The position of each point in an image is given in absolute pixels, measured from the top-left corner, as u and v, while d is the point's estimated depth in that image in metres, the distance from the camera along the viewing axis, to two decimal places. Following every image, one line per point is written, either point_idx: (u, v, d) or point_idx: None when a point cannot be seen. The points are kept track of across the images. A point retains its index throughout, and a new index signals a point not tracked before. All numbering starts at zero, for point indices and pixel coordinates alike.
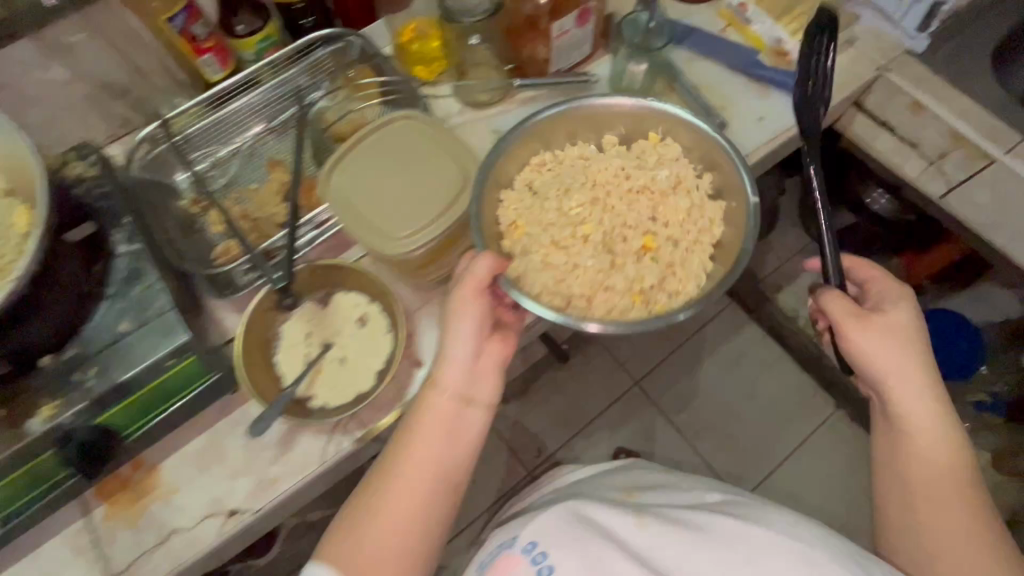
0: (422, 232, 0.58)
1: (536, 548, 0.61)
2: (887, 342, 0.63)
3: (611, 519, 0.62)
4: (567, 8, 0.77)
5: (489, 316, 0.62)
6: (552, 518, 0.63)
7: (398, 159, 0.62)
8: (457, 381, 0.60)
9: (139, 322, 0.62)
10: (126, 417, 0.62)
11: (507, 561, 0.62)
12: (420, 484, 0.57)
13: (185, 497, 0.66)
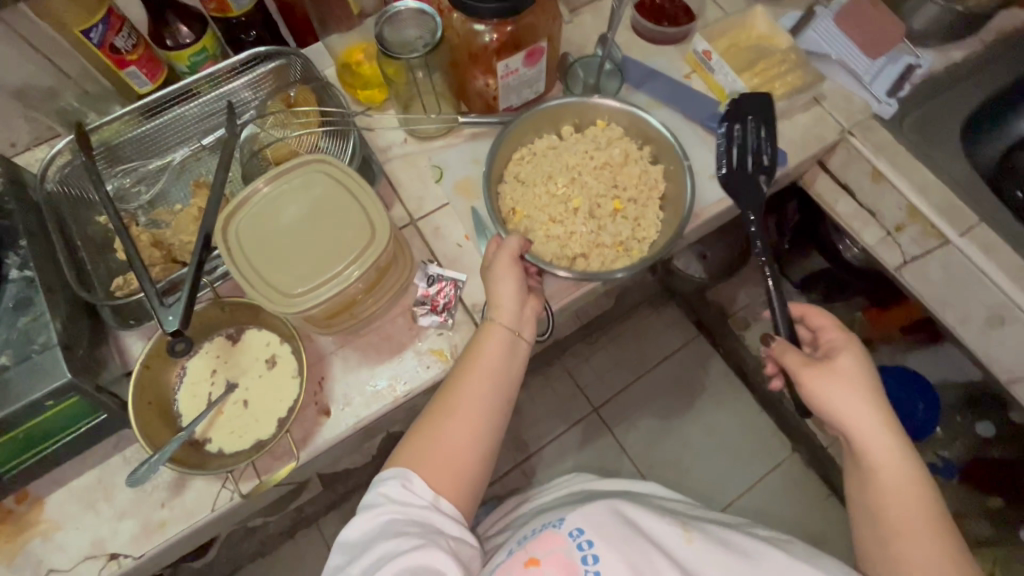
0: (315, 291, 0.55)
1: (582, 536, 0.60)
2: (847, 390, 0.60)
3: (659, 528, 0.62)
4: (515, 47, 0.73)
5: (516, 312, 0.62)
6: (599, 514, 0.62)
7: (303, 207, 0.58)
8: (501, 361, 0.60)
9: (19, 357, 0.58)
10: (3, 453, 0.59)
11: (545, 541, 0.61)
12: (462, 457, 0.57)
13: (68, 535, 0.64)
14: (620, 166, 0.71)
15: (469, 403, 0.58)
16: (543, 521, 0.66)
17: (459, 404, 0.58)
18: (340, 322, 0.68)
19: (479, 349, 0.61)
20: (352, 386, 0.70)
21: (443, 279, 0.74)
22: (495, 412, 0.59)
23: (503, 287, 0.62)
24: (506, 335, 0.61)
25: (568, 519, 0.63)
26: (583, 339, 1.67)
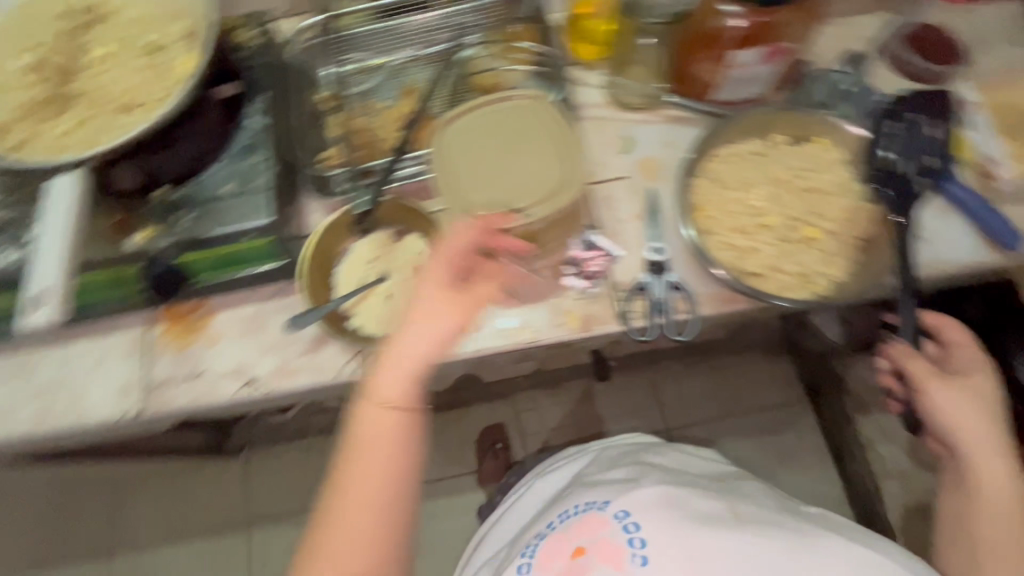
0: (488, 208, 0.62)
1: (628, 519, 0.61)
2: (967, 404, 0.62)
3: (705, 509, 0.61)
4: (758, 41, 0.69)
5: (401, 390, 0.60)
6: (647, 497, 0.63)
7: (512, 135, 0.65)
8: (394, 442, 0.58)
9: (240, 189, 0.68)
10: (201, 265, 0.68)
11: (589, 525, 0.62)
12: (373, 497, 0.57)
13: (223, 350, 0.74)
14: (827, 194, 0.66)
15: (378, 463, 0.58)
16: (582, 499, 0.68)
17: (370, 487, 0.57)
18: (500, 254, 0.73)
19: (363, 441, 0.58)
20: (483, 316, 0.73)
21: (599, 249, 0.73)
22: (415, 467, 0.59)
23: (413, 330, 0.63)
24: (396, 418, 0.59)
25: (612, 502, 0.64)
26: (680, 358, 1.60)
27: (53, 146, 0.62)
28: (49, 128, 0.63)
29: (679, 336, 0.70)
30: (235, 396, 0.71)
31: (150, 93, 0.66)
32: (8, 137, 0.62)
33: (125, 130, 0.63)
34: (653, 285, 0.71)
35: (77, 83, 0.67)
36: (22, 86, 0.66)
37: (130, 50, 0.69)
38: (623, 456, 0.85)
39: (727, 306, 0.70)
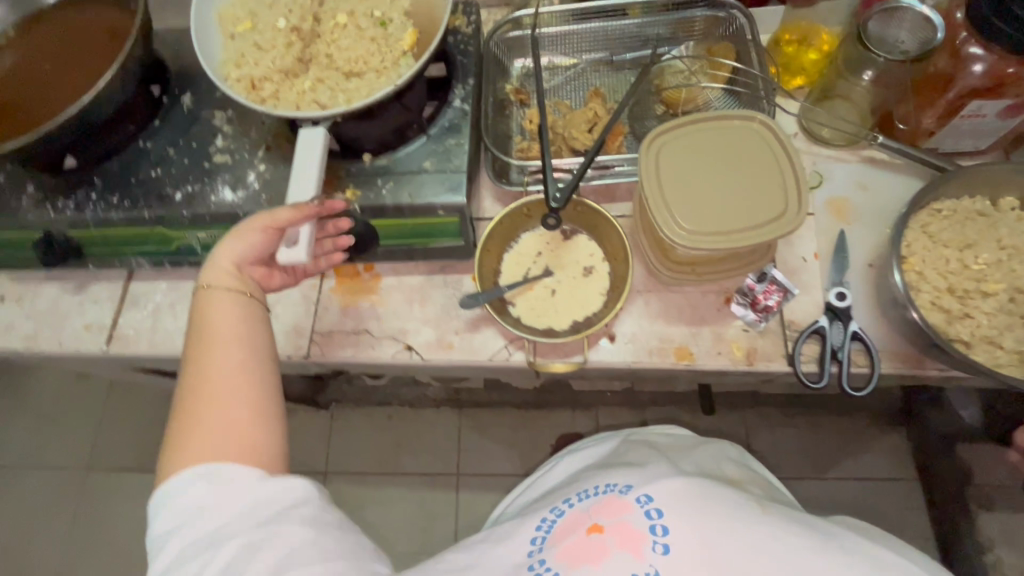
0: (672, 229, 0.56)
1: (651, 504, 0.56)
2: None
3: (731, 500, 0.56)
4: (1005, 93, 0.63)
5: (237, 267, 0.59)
6: (671, 483, 0.58)
7: (731, 163, 0.59)
8: (245, 355, 0.55)
9: (439, 168, 0.70)
10: (389, 232, 0.73)
11: (610, 507, 0.58)
12: (232, 394, 0.53)
13: (386, 313, 0.78)
14: None
15: (229, 368, 0.54)
16: (608, 480, 0.65)
17: (210, 396, 0.52)
18: (677, 271, 0.69)
19: (208, 324, 0.56)
20: (643, 330, 0.72)
21: (775, 283, 0.70)
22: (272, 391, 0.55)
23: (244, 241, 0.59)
24: (239, 298, 0.58)
25: (635, 488, 0.60)
26: (780, 407, 1.51)
27: (296, 103, 0.68)
28: (291, 86, 0.69)
29: (855, 392, 0.66)
30: (393, 359, 0.75)
31: (377, 61, 0.70)
32: (257, 90, 0.69)
33: (358, 95, 0.68)
34: (832, 331, 0.67)
35: (315, 48, 0.72)
36: (267, 41, 0.71)
37: (360, 20, 0.74)
38: (645, 444, 0.83)
39: (913, 368, 0.65)
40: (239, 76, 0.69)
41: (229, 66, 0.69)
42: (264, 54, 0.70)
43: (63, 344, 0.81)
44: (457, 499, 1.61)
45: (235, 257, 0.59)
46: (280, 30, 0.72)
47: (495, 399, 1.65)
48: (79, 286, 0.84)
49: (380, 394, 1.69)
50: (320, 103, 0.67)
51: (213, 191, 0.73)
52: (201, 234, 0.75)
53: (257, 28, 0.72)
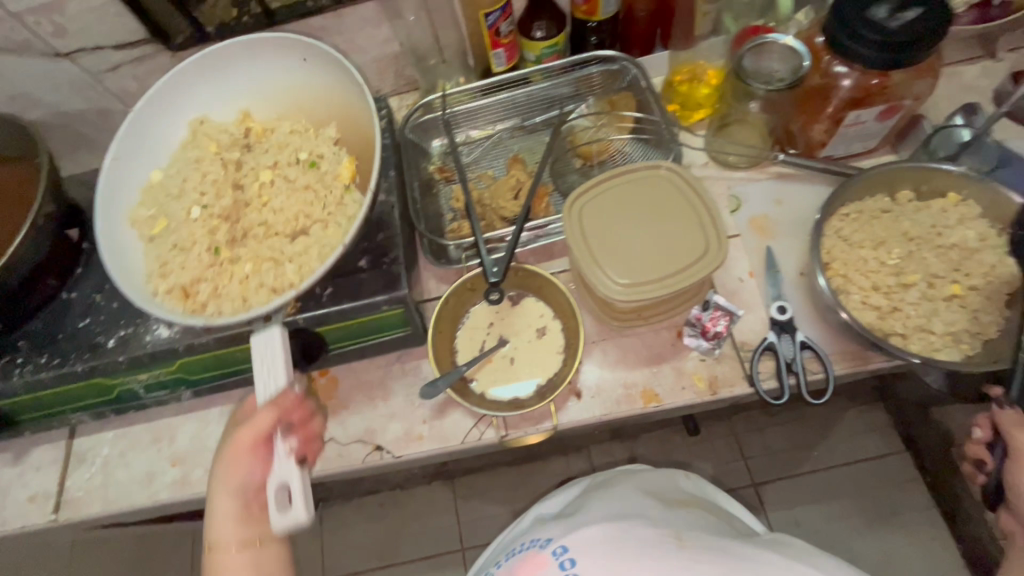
0: (605, 285, 0.58)
1: (565, 554, 0.64)
2: None
3: (647, 539, 0.63)
4: (875, 100, 0.70)
5: (240, 515, 0.58)
6: (590, 533, 0.65)
7: (649, 211, 0.62)
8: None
9: (374, 263, 0.70)
10: (337, 335, 0.71)
11: (532, 564, 0.65)
12: None
13: (349, 416, 0.76)
14: (971, 251, 0.64)
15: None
16: (539, 535, 0.72)
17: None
18: (627, 321, 0.72)
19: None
20: (606, 380, 0.73)
21: (719, 308, 0.73)
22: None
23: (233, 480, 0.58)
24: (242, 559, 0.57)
25: (555, 541, 0.67)
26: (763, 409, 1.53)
27: (241, 296, 0.66)
28: (228, 278, 0.67)
29: (814, 399, 0.68)
30: (364, 463, 0.73)
31: (323, 206, 0.71)
32: (193, 296, 0.67)
33: (313, 260, 0.67)
34: (782, 345, 0.70)
35: (246, 219, 0.72)
36: (189, 239, 0.70)
37: (285, 175, 0.74)
38: (598, 484, 0.88)
39: (864, 366, 0.68)
40: (172, 286, 0.67)
41: (156, 278, 0.68)
42: (194, 252, 0.69)
43: (7, 523, 0.75)
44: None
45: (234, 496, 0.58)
46: (202, 222, 0.72)
47: (486, 462, 1.60)
48: (17, 456, 0.79)
49: (367, 484, 1.62)
50: (269, 288, 0.66)
51: (148, 330, 0.70)
52: (141, 376, 0.72)
53: (174, 226, 0.71)
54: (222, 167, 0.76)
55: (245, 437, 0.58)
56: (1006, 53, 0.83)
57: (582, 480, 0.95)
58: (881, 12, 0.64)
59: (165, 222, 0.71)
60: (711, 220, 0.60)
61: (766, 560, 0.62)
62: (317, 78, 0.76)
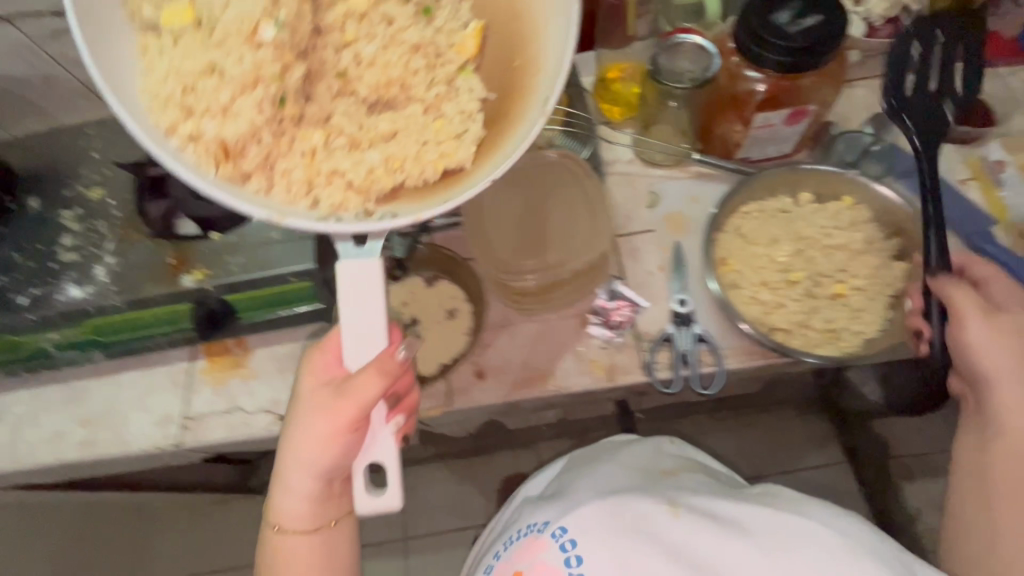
0: None
1: (565, 536, 0.62)
2: (1004, 338, 0.55)
3: (645, 513, 0.62)
4: (782, 103, 0.72)
5: (317, 470, 0.56)
6: (587, 511, 0.63)
7: None
8: (316, 563, 0.60)
9: (286, 236, 0.72)
10: (246, 304, 0.73)
11: (530, 549, 0.64)
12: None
13: (258, 386, 0.77)
14: (857, 253, 0.66)
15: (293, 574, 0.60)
16: (531, 520, 0.70)
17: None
18: (528, 301, 0.77)
19: (284, 552, 0.60)
20: (509, 363, 0.74)
21: (624, 298, 0.75)
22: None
23: (307, 440, 0.55)
24: (308, 537, 0.60)
25: (552, 522, 0.65)
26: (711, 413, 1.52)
27: (307, 158, 0.48)
28: (288, 135, 0.49)
29: (703, 390, 0.70)
30: (267, 432, 0.74)
31: (450, 117, 0.52)
32: (239, 159, 0.47)
33: (423, 174, 0.49)
34: (679, 337, 0.71)
35: (297, 67, 0.50)
36: (199, 67, 0.49)
37: (372, 23, 0.55)
38: (591, 464, 0.88)
39: (756, 362, 0.69)
40: (181, 121, 0.46)
41: (175, 110, 0.46)
42: (201, 83, 0.48)
43: None
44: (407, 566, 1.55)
45: (313, 467, 0.56)
46: (232, 50, 0.49)
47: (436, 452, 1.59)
48: None
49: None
50: (346, 175, 0.48)
51: (60, 292, 0.72)
52: (52, 336, 0.73)
53: (221, 44, 0.49)
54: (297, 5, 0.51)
55: (339, 406, 0.53)
56: None
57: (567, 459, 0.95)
58: (784, 16, 0.65)
59: (186, 15, 0.50)
60: None
61: (755, 521, 0.62)
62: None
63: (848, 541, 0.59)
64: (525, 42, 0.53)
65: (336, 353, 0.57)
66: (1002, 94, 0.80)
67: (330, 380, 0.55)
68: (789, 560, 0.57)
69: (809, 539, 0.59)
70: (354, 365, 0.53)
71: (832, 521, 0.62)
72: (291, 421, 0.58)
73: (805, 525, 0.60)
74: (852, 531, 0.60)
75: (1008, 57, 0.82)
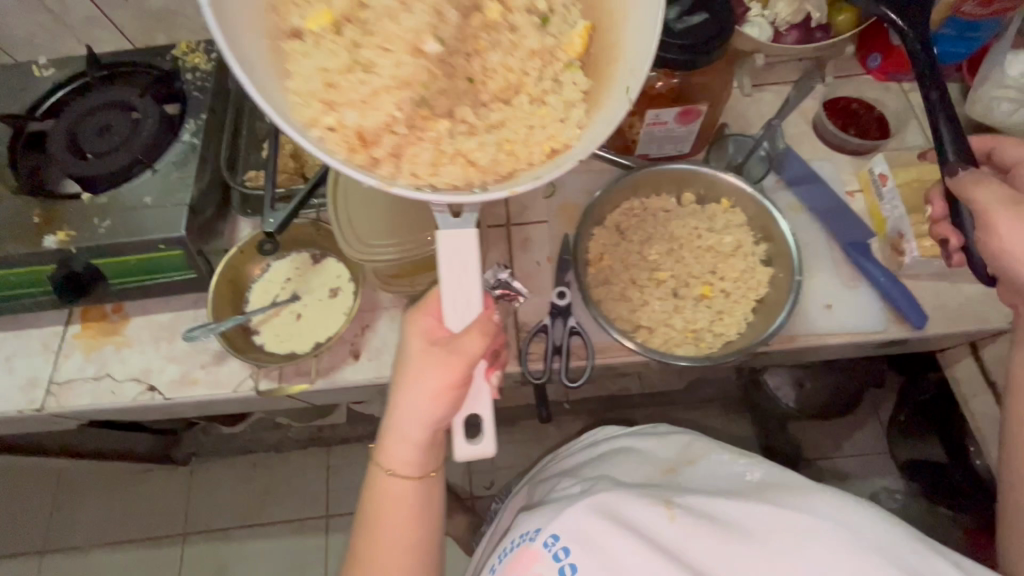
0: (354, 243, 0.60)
1: (558, 544, 0.55)
2: None
3: (640, 516, 0.56)
4: (672, 101, 0.70)
5: (424, 435, 0.54)
6: (579, 514, 0.56)
7: None
8: (404, 515, 0.56)
9: (159, 202, 0.70)
10: (115, 269, 0.71)
11: (522, 561, 0.56)
12: (401, 554, 0.56)
13: (131, 354, 0.75)
14: (724, 254, 0.67)
15: (393, 529, 0.56)
16: (523, 526, 0.62)
17: (373, 563, 0.56)
18: (398, 284, 0.71)
19: (374, 491, 0.57)
20: (388, 344, 0.74)
21: (509, 288, 0.72)
22: (425, 551, 0.57)
23: (415, 385, 0.52)
24: (407, 484, 0.56)
25: (543, 528, 0.58)
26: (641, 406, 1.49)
27: (462, 161, 0.48)
28: (459, 150, 0.49)
29: (572, 383, 0.71)
30: (134, 401, 0.72)
31: (554, 105, 0.51)
32: (372, 147, 0.48)
33: (531, 157, 0.48)
34: (555, 328, 0.71)
35: (397, 49, 0.51)
36: (365, 88, 0.50)
37: None
38: (590, 454, 0.79)
39: (624, 357, 0.69)
40: (320, 114, 0.48)
41: (316, 107, 0.48)
42: (360, 88, 0.50)
43: None
44: (328, 543, 1.45)
45: (420, 420, 0.53)
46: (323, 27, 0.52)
47: (364, 433, 1.54)
48: None
49: (239, 442, 1.53)
50: (471, 155, 0.47)
51: None
52: None
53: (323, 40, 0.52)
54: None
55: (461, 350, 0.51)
56: (834, 78, 0.86)
57: (556, 456, 0.86)
58: (671, 12, 0.64)
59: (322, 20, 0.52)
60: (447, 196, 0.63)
61: (765, 520, 0.53)
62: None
63: (867, 536, 0.50)
64: (611, 19, 0.52)
65: (435, 313, 0.55)
66: (897, 109, 0.82)
67: (428, 332, 0.54)
68: (795, 573, 0.49)
69: (813, 541, 0.51)
70: (456, 324, 0.52)
71: (832, 513, 0.53)
72: (395, 385, 0.54)
73: (814, 529, 0.51)
74: (879, 526, 0.51)
75: (896, 71, 0.83)
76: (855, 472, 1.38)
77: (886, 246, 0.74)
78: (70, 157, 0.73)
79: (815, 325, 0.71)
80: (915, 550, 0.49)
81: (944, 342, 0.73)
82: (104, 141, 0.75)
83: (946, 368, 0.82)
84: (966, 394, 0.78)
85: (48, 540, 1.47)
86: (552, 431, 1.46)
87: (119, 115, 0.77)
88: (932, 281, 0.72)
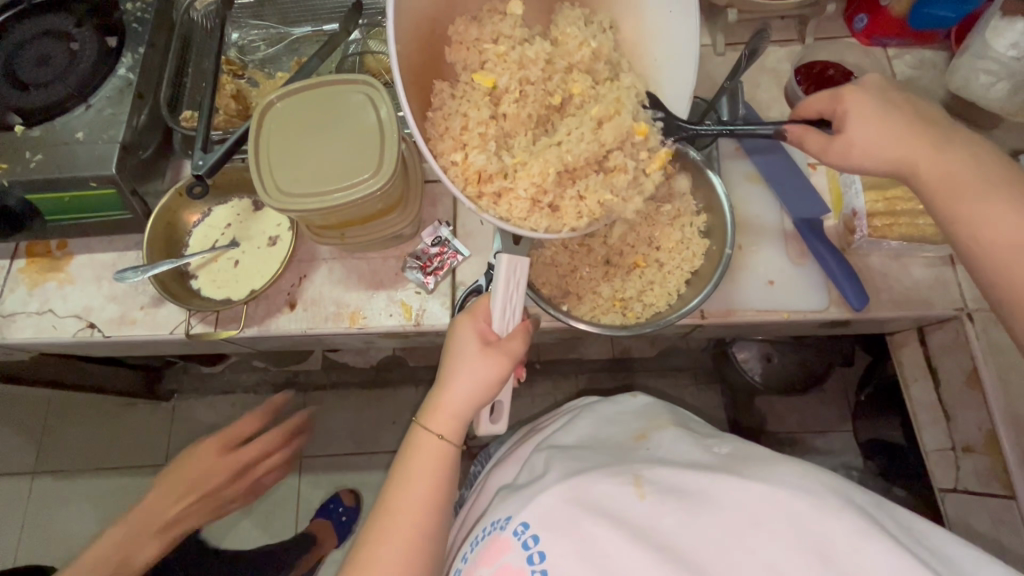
0: (281, 191, 0.57)
1: (528, 532, 0.52)
2: (878, 116, 0.52)
3: (609, 496, 0.52)
4: None
5: (462, 414, 0.57)
6: (548, 498, 0.54)
7: (327, 125, 0.60)
8: (436, 475, 0.56)
9: (91, 139, 0.68)
10: (50, 206, 0.70)
11: (492, 551, 0.53)
12: (417, 523, 0.54)
13: (72, 292, 0.76)
14: (662, 224, 0.65)
15: (424, 490, 0.55)
16: (497, 514, 0.59)
17: (392, 514, 0.54)
18: (328, 237, 0.68)
19: (416, 453, 0.57)
20: (324, 296, 0.73)
21: (447, 246, 0.74)
22: (444, 507, 0.56)
23: (469, 369, 0.56)
24: (442, 444, 0.57)
25: (515, 516, 0.55)
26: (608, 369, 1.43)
27: (549, 213, 0.54)
28: (551, 203, 0.55)
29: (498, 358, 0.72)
30: (74, 338, 0.74)
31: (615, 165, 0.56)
32: (484, 182, 0.54)
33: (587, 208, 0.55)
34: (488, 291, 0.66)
35: (526, 107, 0.57)
36: (487, 126, 0.55)
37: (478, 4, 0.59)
38: (565, 425, 0.76)
39: (553, 322, 0.69)
40: (452, 150, 0.54)
41: (448, 142, 0.54)
42: (483, 128, 0.55)
43: None
44: (299, 483, 1.44)
45: (471, 388, 0.57)
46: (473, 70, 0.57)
47: (339, 381, 1.49)
48: None
49: (220, 381, 1.49)
50: (558, 207, 0.54)
51: None
52: None
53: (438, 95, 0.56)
54: (538, 46, 0.57)
55: (506, 343, 0.58)
56: (815, 39, 0.81)
57: (535, 427, 0.86)
58: None
59: (483, 80, 0.56)
60: (378, 143, 0.59)
61: (730, 491, 0.49)
62: (687, 50, 0.55)
63: (835, 500, 0.47)
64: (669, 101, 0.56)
65: (483, 316, 0.60)
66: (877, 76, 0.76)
67: (480, 332, 0.57)
68: (761, 545, 0.46)
69: (775, 513, 0.47)
70: (502, 327, 0.60)
71: (799, 480, 0.50)
72: (444, 365, 0.59)
73: (771, 494, 0.48)
74: (842, 492, 0.49)
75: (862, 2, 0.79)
76: (813, 447, 1.36)
77: (841, 224, 0.71)
78: (7, 88, 0.72)
79: (754, 302, 0.69)
80: (871, 512, 0.48)
81: (889, 325, 0.72)
82: (42, 71, 0.73)
83: (894, 352, 0.80)
84: (907, 378, 0.76)
85: (41, 460, 1.48)
86: (521, 390, 1.42)
87: (57, 45, 0.74)
88: (881, 262, 0.70)
